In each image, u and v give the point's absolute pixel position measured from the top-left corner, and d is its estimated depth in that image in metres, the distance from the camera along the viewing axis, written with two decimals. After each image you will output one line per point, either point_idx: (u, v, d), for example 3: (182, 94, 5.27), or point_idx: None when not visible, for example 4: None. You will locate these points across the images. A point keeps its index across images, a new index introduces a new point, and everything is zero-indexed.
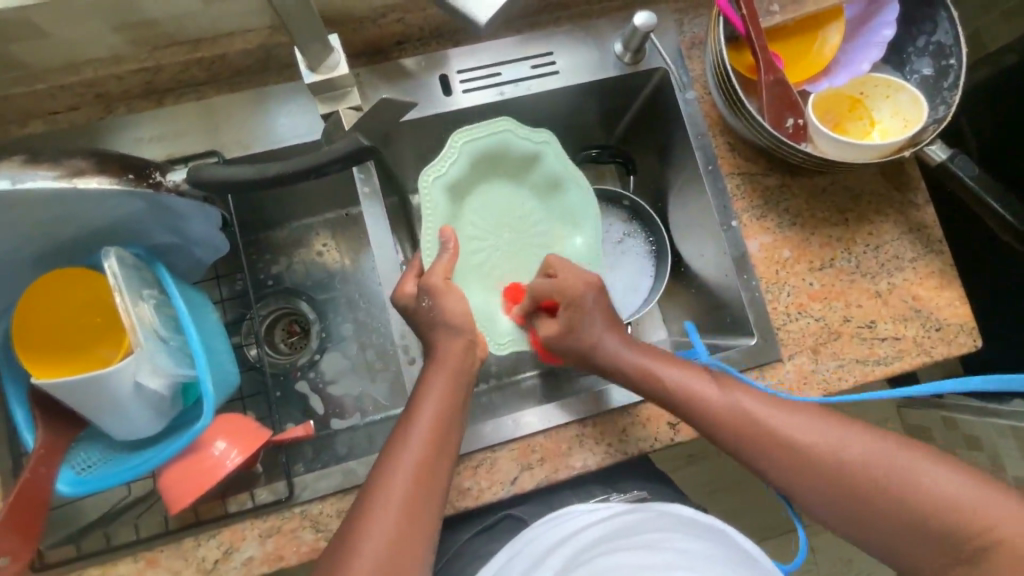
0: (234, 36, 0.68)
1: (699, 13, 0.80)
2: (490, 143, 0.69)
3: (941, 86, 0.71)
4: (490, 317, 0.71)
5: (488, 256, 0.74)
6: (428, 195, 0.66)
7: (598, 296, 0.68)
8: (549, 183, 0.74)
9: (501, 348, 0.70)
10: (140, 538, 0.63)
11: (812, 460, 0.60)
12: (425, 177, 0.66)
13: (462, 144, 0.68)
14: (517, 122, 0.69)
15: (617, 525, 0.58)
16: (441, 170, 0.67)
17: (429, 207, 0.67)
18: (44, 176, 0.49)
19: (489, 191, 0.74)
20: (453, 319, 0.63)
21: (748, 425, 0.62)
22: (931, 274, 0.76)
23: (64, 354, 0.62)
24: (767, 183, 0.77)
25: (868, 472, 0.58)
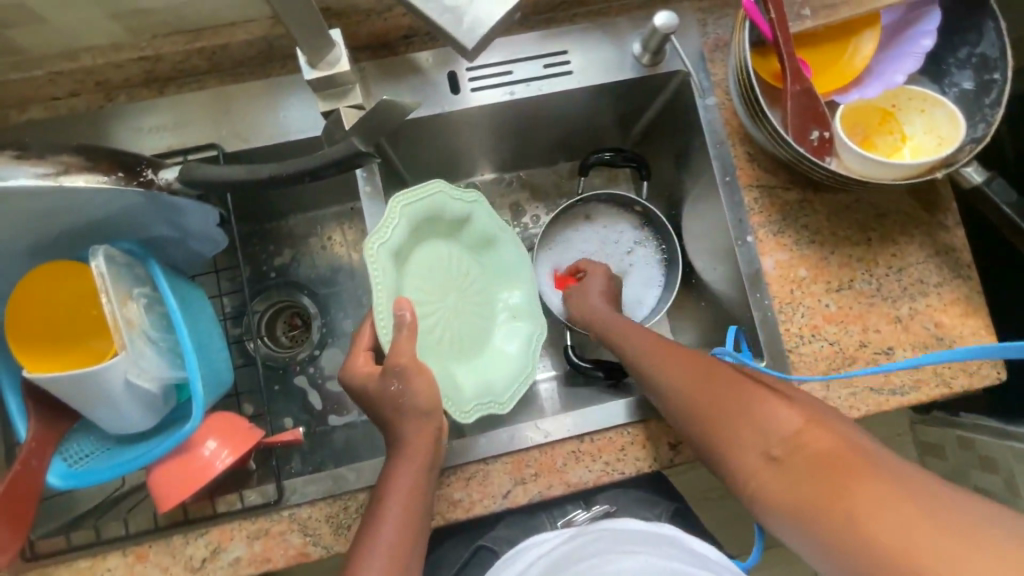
0: (235, 26, 0.65)
1: (724, 14, 0.75)
2: (425, 206, 0.66)
3: (982, 102, 0.67)
4: (449, 386, 0.67)
5: (434, 325, 0.69)
6: (377, 265, 0.60)
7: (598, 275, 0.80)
8: (478, 241, 0.73)
9: (465, 415, 0.65)
10: (129, 533, 0.63)
11: (676, 379, 0.62)
12: (370, 246, 0.60)
13: (401, 207, 0.64)
14: (448, 182, 0.67)
15: (559, 557, 0.60)
16: (384, 237, 0.62)
17: (378, 275, 0.60)
18: (31, 173, 0.50)
19: (422, 254, 0.70)
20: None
21: (655, 355, 0.65)
22: (956, 301, 0.72)
23: (57, 348, 0.61)
24: (787, 198, 0.73)
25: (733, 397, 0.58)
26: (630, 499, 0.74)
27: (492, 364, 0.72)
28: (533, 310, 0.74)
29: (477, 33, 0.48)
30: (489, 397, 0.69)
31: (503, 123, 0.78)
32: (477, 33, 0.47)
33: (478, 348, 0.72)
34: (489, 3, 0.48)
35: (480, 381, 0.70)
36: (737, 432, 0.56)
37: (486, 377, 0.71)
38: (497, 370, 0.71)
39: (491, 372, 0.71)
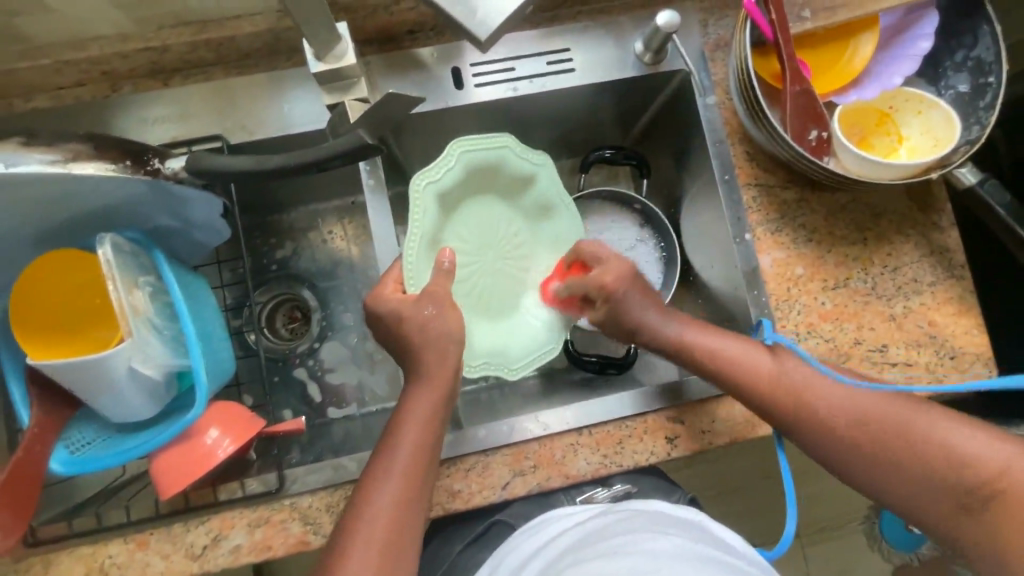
0: (242, 18, 0.66)
1: (725, 14, 0.76)
2: (489, 158, 0.68)
3: (977, 105, 0.68)
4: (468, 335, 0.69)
5: (471, 274, 0.73)
6: (419, 200, 0.64)
7: (633, 282, 0.68)
8: (537, 208, 0.73)
9: (470, 369, 0.68)
10: (131, 521, 0.63)
11: (755, 378, 0.64)
12: (418, 181, 0.64)
13: (459, 154, 0.66)
14: (518, 141, 0.69)
15: (591, 530, 0.60)
16: (435, 177, 0.65)
17: (419, 212, 0.64)
18: (37, 161, 0.50)
19: (474, 207, 0.72)
20: (446, 313, 0.62)
21: (763, 373, 0.64)
22: (949, 300, 0.73)
23: (61, 336, 0.61)
24: (784, 197, 0.74)
25: (888, 431, 0.59)
26: (647, 482, 0.75)
27: (517, 329, 0.74)
28: None
29: (490, 25, 0.49)
30: (500, 360, 0.70)
31: (506, 119, 0.79)
32: (489, 27, 0.49)
33: (509, 312, 0.74)
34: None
35: (499, 343, 0.71)
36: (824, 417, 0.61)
37: (505, 341, 0.72)
38: (519, 338, 0.73)
39: (515, 337, 0.73)
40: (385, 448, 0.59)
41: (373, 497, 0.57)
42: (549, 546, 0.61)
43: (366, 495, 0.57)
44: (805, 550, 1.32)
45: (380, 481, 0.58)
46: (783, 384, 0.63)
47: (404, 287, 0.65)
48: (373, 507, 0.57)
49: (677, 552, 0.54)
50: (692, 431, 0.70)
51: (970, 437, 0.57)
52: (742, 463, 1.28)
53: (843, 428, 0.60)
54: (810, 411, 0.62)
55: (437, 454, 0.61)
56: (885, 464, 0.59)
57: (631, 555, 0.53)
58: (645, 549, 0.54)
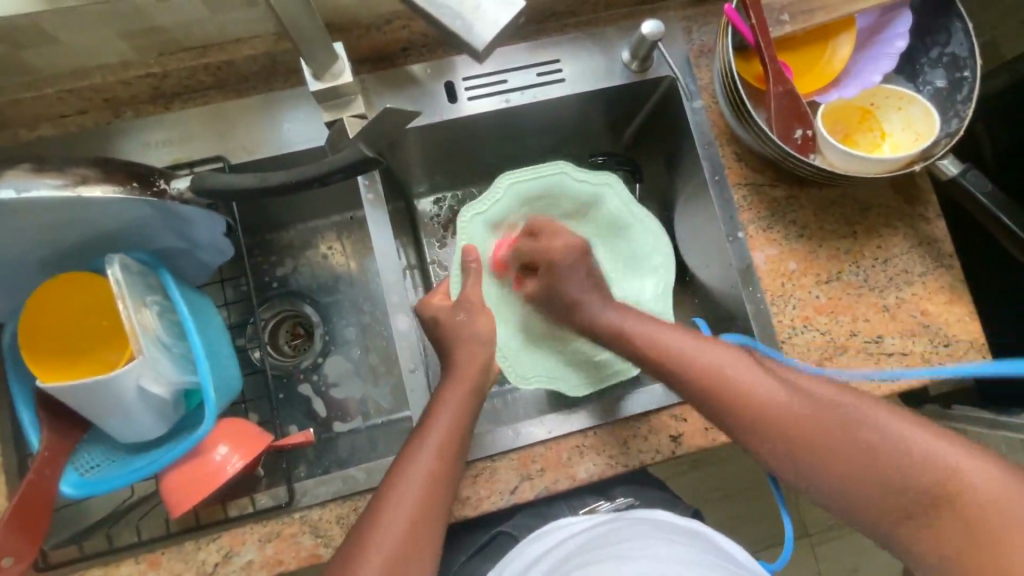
0: (240, 42, 0.68)
1: (708, 21, 0.79)
2: (542, 183, 0.79)
3: (955, 99, 0.70)
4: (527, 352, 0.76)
5: (541, 300, 0.79)
6: (467, 226, 0.77)
7: (580, 257, 0.75)
8: (605, 226, 0.81)
9: (524, 381, 0.74)
10: (142, 540, 0.64)
11: (686, 367, 0.62)
12: (466, 213, 0.77)
13: (507, 185, 0.78)
14: (570, 166, 0.79)
15: (594, 538, 0.61)
16: (481, 208, 0.77)
17: (465, 236, 0.77)
18: (48, 186, 0.51)
19: (542, 232, 0.81)
20: (475, 317, 0.71)
21: (688, 356, 0.63)
22: (940, 289, 0.75)
23: (70, 358, 0.62)
24: (774, 195, 0.76)
25: (848, 445, 0.55)
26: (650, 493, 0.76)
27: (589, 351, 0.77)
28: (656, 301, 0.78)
29: (486, 34, 0.44)
30: (559, 377, 0.75)
31: (500, 131, 0.81)
32: (485, 34, 0.44)
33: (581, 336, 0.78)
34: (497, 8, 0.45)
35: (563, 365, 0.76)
36: (755, 412, 0.59)
37: (569, 360, 0.76)
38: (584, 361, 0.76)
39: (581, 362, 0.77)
40: (416, 436, 0.61)
41: (405, 481, 0.58)
42: (556, 548, 0.62)
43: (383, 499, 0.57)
44: (816, 550, 1.32)
45: (404, 476, 0.58)
46: (750, 390, 0.60)
47: (449, 293, 0.73)
48: (398, 495, 0.57)
49: (680, 559, 0.54)
50: (697, 428, 0.71)
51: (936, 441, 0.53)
52: (747, 464, 1.29)
53: (776, 422, 0.58)
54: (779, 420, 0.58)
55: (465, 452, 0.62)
56: (856, 477, 0.54)
57: (636, 560, 0.54)
58: (649, 555, 0.54)
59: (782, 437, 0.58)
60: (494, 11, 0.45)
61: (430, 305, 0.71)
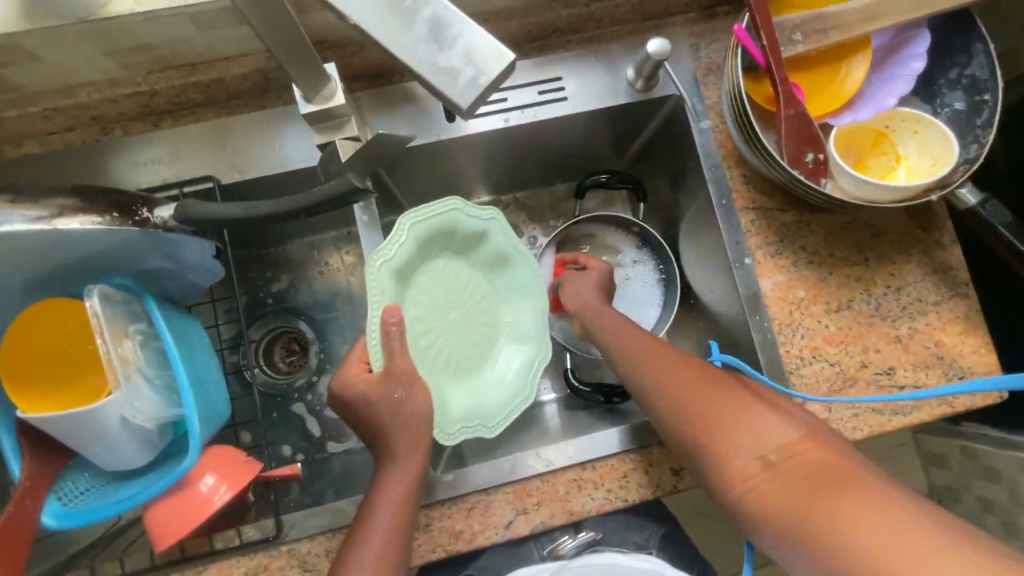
0: (231, 59, 0.66)
1: (716, 38, 0.76)
2: (439, 222, 0.67)
3: (975, 123, 0.67)
4: (440, 403, 0.68)
5: (434, 337, 0.71)
6: (376, 279, 0.62)
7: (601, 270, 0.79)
8: (491, 260, 0.73)
9: (449, 438, 0.66)
10: (125, 573, 0.62)
11: (622, 342, 0.67)
12: (373, 262, 0.62)
13: (410, 226, 0.65)
14: (465, 201, 0.68)
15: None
16: (388, 254, 0.63)
17: (377, 291, 0.62)
18: (24, 217, 0.49)
19: (431, 268, 0.71)
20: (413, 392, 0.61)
21: (629, 338, 0.67)
22: (954, 319, 0.72)
23: (53, 384, 0.60)
24: (783, 220, 0.73)
25: (716, 408, 0.56)
26: (619, 524, 0.77)
27: (487, 384, 0.73)
28: (538, 332, 0.74)
29: (471, 92, 0.42)
30: (477, 420, 0.69)
31: (499, 149, 0.78)
32: (471, 92, 0.41)
33: (473, 366, 0.73)
34: (487, 58, 0.41)
35: (472, 399, 0.71)
36: (681, 394, 0.59)
37: (474, 399, 0.71)
38: (492, 392, 0.72)
39: (490, 391, 0.72)
40: (381, 487, 0.59)
41: (365, 539, 0.57)
42: None
43: (355, 539, 0.57)
44: None
45: (367, 531, 0.57)
46: (664, 367, 0.62)
47: (368, 365, 0.63)
48: (368, 534, 0.57)
49: None
50: None
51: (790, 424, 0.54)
52: None
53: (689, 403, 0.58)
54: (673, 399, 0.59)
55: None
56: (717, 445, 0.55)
57: None
58: None
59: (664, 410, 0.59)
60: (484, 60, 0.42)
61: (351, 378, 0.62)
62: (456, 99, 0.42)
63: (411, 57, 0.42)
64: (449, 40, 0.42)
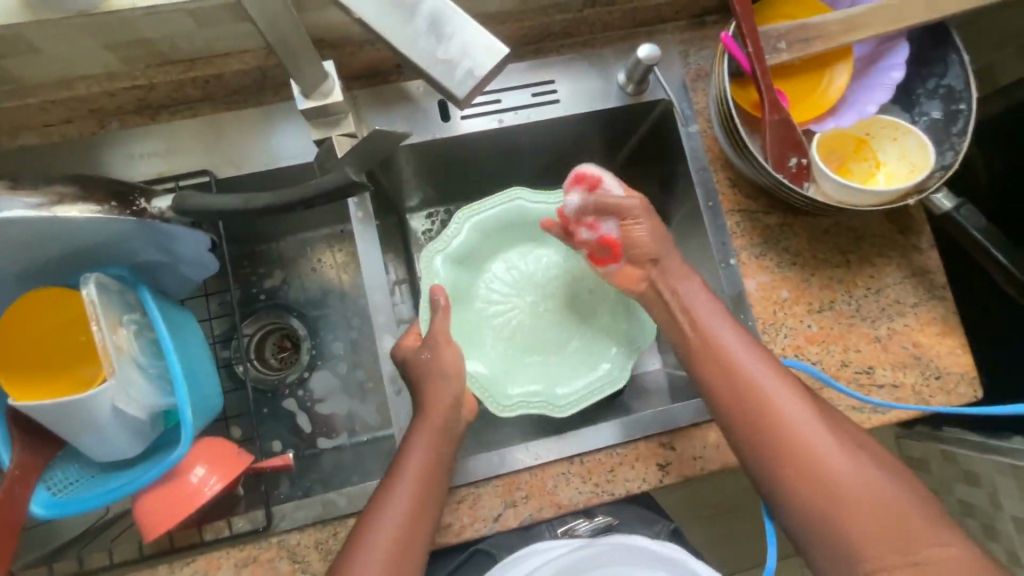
0: (230, 56, 0.67)
1: (705, 45, 0.78)
2: (502, 212, 0.78)
3: (950, 131, 0.70)
4: (500, 380, 0.74)
5: (512, 321, 0.80)
6: (431, 263, 0.75)
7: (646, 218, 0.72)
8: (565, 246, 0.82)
9: (503, 409, 0.72)
10: (114, 563, 0.62)
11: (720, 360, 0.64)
12: (430, 249, 0.76)
13: (468, 217, 0.77)
14: (528, 190, 0.78)
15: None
16: (446, 243, 0.76)
17: (432, 273, 0.75)
18: (23, 203, 0.50)
19: (507, 258, 0.82)
20: (439, 353, 0.66)
21: (731, 355, 0.64)
22: (932, 321, 0.74)
23: (44, 374, 0.61)
24: (767, 223, 0.75)
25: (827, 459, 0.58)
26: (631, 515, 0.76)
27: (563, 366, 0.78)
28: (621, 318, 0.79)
29: (470, 83, 0.43)
30: (539, 399, 0.73)
31: (493, 149, 0.80)
32: (467, 82, 0.42)
33: (552, 348, 0.79)
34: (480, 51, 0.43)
35: (542, 380, 0.76)
36: (783, 434, 0.59)
37: (544, 378, 0.76)
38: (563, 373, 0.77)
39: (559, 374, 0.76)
40: (383, 489, 0.59)
41: (369, 545, 0.56)
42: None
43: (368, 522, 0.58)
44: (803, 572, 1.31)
45: (368, 538, 0.57)
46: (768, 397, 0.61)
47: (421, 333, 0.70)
48: (385, 517, 0.58)
49: None
50: (684, 457, 0.70)
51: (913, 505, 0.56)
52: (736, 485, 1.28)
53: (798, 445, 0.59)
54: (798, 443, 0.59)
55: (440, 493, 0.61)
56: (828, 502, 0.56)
57: None
58: None
59: (774, 443, 0.59)
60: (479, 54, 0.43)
61: (402, 346, 0.68)
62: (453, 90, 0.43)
63: (414, 52, 0.43)
64: (449, 36, 0.43)
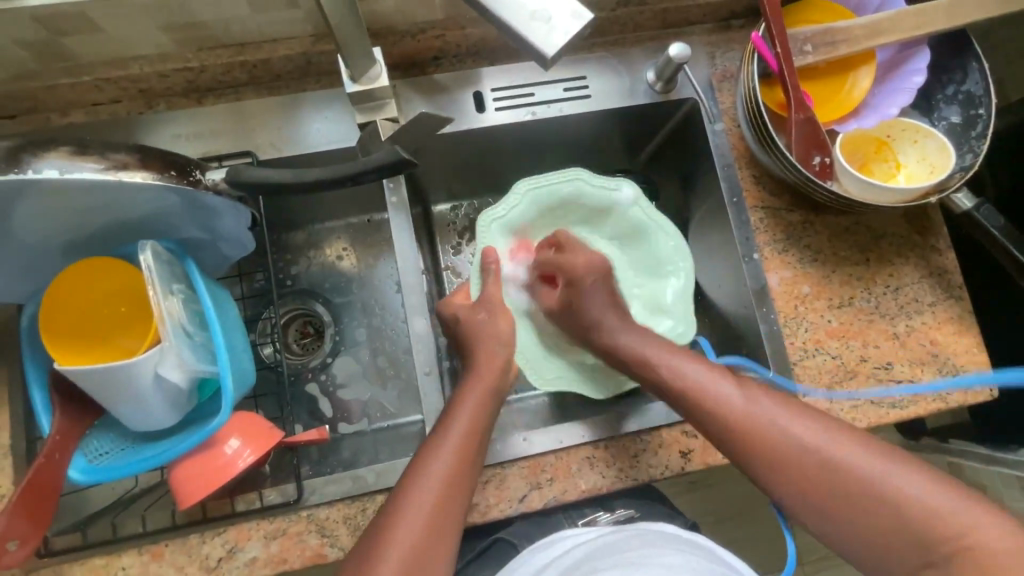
0: (278, 42, 0.69)
1: (731, 48, 0.81)
2: (564, 191, 0.78)
3: (970, 135, 0.72)
4: (541, 353, 0.77)
5: None
6: (485, 231, 0.77)
7: (600, 278, 0.76)
8: (627, 227, 0.81)
9: (539, 381, 0.75)
10: (147, 531, 0.63)
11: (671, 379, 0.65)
12: (486, 218, 0.77)
13: (526, 192, 0.78)
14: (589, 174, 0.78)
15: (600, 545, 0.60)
16: (502, 214, 0.77)
17: (485, 240, 0.77)
18: (91, 169, 0.52)
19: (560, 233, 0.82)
20: (496, 318, 0.71)
21: (681, 375, 0.65)
22: (949, 320, 0.76)
23: (87, 343, 0.62)
24: (790, 219, 0.77)
25: (802, 450, 0.57)
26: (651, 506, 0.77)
27: None
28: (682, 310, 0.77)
29: (557, 43, 0.45)
30: (572, 376, 0.76)
31: (522, 142, 0.82)
32: (555, 44, 0.44)
33: None
34: (567, 14, 0.45)
35: (577, 358, 0.78)
36: (754, 439, 0.59)
37: (583, 358, 0.78)
38: (605, 357, 0.78)
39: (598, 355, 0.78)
40: (418, 468, 0.59)
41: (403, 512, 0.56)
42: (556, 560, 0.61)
43: (398, 500, 0.57)
44: None
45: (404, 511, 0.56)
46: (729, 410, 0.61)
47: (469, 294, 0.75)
48: (417, 489, 0.57)
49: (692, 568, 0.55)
50: (706, 445, 0.71)
51: (905, 471, 0.54)
52: (743, 490, 1.28)
53: (773, 446, 0.58)
54: (772, 440, 0.58)
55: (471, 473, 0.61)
56: (786, 462, 0.57)
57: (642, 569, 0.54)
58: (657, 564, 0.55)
59: (751, 452, 0.59)
60: (564, 19, 0.45)
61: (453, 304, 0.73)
62: (541, 55, 0.46)
63: (501, 13, 0.45)
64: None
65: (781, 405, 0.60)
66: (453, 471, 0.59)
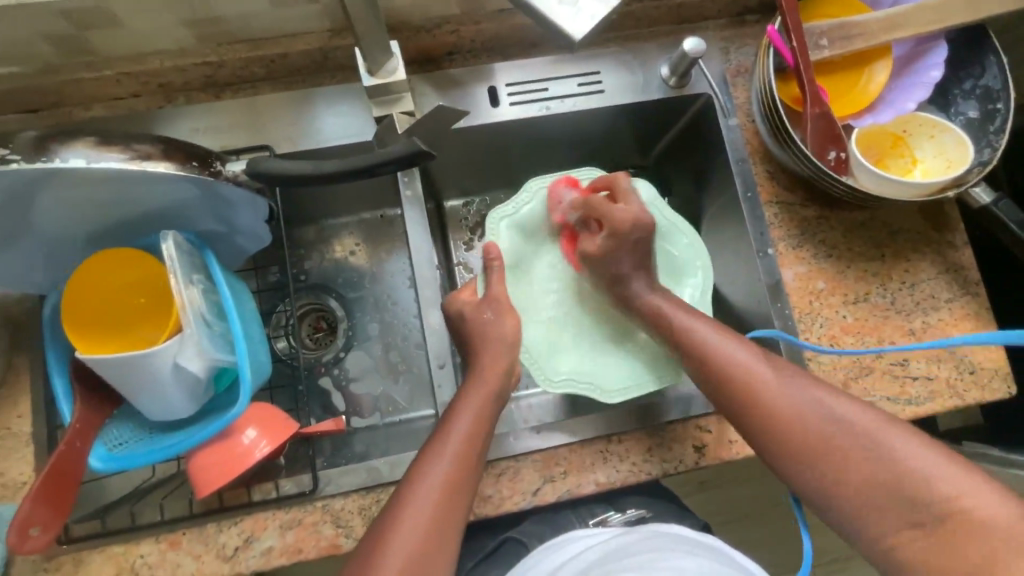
0: (295, 37, 0.70)
1: (745, 44, 0.81)
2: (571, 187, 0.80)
3: (988, 129, 0.72)
4: (552, 356, 0.74)
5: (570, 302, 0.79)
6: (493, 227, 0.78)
7: (641, 237, 0.73)
8: None
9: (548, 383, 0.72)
10: (165, 520, 0.64)
11: (717, 358, 0.63)
12: (495, 214, 0.78)
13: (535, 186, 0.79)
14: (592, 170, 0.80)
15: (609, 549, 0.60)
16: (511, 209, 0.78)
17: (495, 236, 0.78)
18: (115, 159, 0.53)
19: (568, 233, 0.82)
20: (503, 318, 0.69)
21: (728, 355, 0.63)
22: (966, 316, 0.75)
23: (108, 333, 0.63)
24: (805, 215, 0.77)
25: (842, 440, 0.56)
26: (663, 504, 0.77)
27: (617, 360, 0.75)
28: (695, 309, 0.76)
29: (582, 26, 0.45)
30: (583, 381, 0.73)
31: (535, 138, 0.82)
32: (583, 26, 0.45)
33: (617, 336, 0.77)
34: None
35: (589, 364, 0.75)
36: (796, 427, 0.58)
37: (592, 365, 0.75)
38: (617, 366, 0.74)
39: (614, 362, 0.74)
40: (423, 462, 0.59)
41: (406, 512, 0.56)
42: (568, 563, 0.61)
43: (401, 496, 0.58)
44: None
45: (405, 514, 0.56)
46: (773, 396, 0.60)
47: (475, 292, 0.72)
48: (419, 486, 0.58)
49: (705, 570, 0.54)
50: (720, 440, 0.71)
51: (944, 464, 0.53)
52: (754, 490, 1.28)
53: (814, 432, 0.57)
54: (815, 431, 0.57)
55: (480, 467, 0.61)
56: (827, 448, 0.56)
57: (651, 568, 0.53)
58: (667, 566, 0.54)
59: (788, 437, 0.58)
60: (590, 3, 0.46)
61: (458, 300, 0.70)
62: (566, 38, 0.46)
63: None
64: None
65: (835, 395, 0.59)
66: (470, 467, 0.60)
